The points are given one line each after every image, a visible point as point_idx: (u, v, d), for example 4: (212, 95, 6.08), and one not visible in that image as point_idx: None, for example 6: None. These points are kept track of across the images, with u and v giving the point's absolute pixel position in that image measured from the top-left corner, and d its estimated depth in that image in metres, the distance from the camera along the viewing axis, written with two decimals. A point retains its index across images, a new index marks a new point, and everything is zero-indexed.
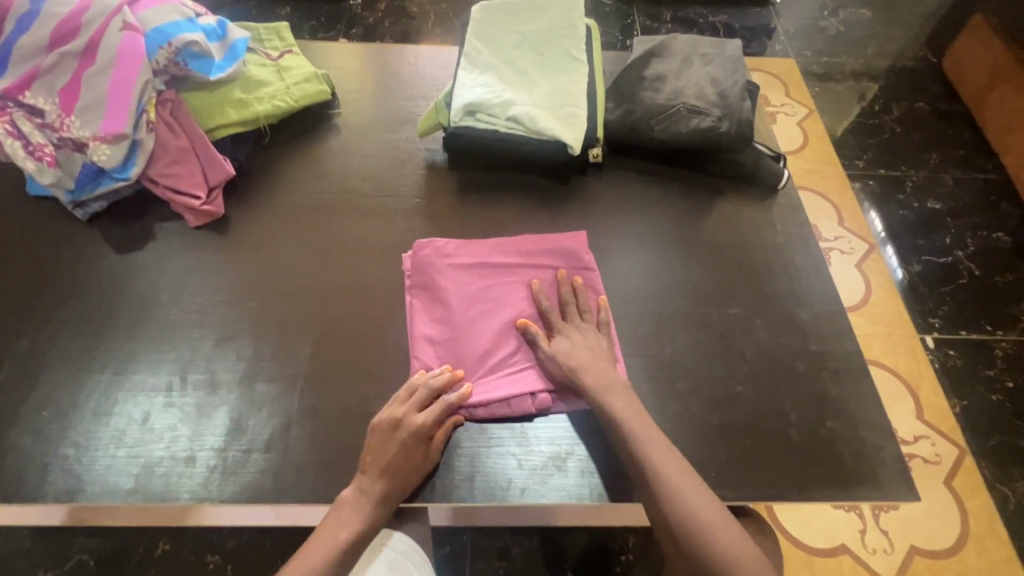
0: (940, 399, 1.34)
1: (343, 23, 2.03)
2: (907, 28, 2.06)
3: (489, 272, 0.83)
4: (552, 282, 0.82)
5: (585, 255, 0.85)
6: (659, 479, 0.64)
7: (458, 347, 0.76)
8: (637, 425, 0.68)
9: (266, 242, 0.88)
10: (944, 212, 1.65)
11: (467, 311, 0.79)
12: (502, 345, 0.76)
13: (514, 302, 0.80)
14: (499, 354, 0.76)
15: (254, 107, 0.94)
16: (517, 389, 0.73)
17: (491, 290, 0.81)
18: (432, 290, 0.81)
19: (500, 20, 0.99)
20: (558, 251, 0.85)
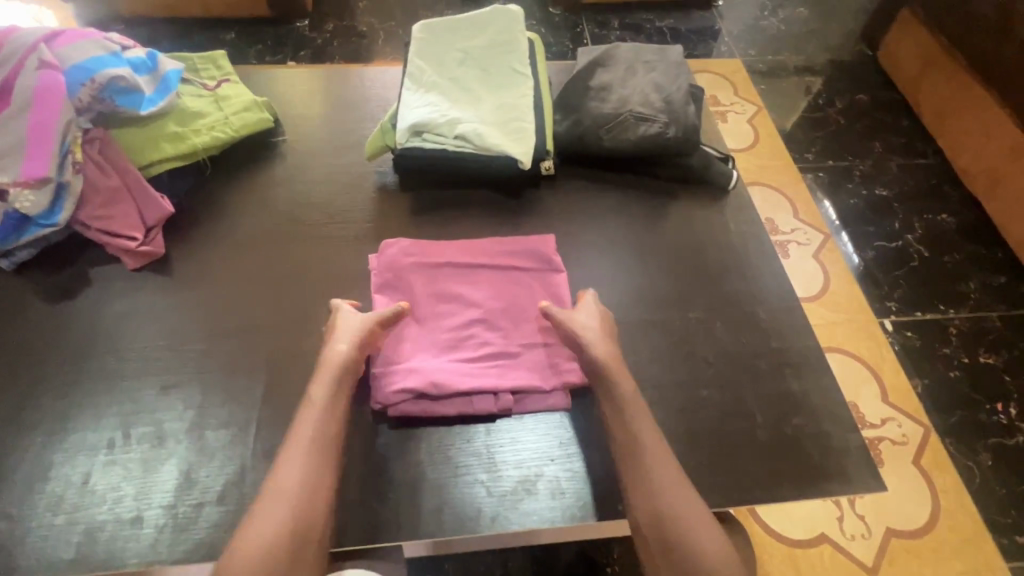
0: (902, 380, 1.38)
1: (290, 46, 2.00)
2: (843, 24, 2.14)
3: (456, 270, 0.83)
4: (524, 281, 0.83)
5: (554, 257, 0.85)
6: (660, 496, 0.63)
7: (424, 342, 0.77)
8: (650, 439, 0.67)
9: (212, 280, 0.84)
10: (891, 198, 1.71)
11: (433, 307, 0.80)
12: (467, 342, 0.77)
13: (481, 301, 0.80)
14: (465, 352, 0.76)
15: (192, 140, 0.90)
16: (479, 387, 0.73)
17: (458, 288, 0.81)
18: (400, 287, 0.81)
19: (443, 37, 0.98)
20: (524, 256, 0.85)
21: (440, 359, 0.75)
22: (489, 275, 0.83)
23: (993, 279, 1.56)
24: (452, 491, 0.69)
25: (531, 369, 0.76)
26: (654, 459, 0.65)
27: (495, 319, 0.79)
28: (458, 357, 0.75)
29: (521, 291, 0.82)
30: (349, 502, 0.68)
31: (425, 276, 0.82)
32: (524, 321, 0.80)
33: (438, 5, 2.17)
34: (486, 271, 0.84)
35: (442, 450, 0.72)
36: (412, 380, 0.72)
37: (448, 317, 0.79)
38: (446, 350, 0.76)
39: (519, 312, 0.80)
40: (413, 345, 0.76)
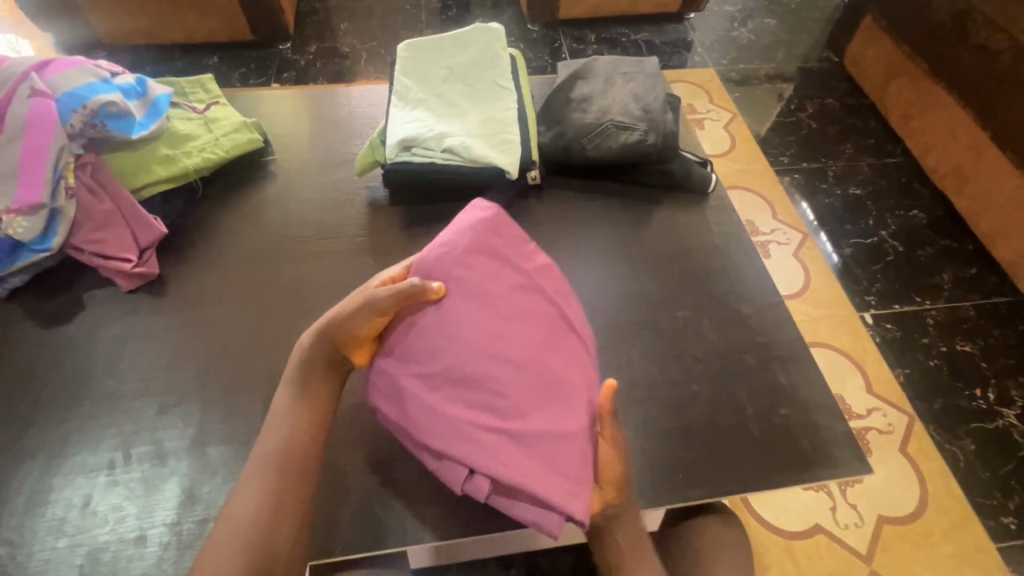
0: (885, 370, 1.42)
1: (273, 69, 2.02)
2: (809, 33, 2.24)
3: (523, 291, 0.71)
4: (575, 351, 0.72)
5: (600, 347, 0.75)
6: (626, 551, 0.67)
7: (443, 353, 0.66)
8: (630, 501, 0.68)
9: (210, 298, 0.85)
10: (865, 196, 1.78)
11: (474, 319, 0.68)
12: (484, 386, 0.65)
13: (525, 348, 0.68)
14: (474, 396, 0.65)
15: (183, 163, 0.92)
16: (458, 451, 0.63)
17: (511, 316, 0.69)
18: (458, 269, 0.70)
19: (427, 55, 1.01)
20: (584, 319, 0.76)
21: (441, 395, 0.65)
22: (545, 318, 0.71)
23: (965, 271, 1.62)
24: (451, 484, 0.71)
25: (525, 471, 0.62)
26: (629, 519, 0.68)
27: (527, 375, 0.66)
28: (459, 400, 0.65)
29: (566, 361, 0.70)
30: (355, 510, 0.69)
31: (478, 278, 0.70)
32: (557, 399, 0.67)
33: (418, 25, 2.22)
34: (549, 309, 0.72)
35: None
36: (393, 402, 0.67)
37: (480, 343, 0.66)
38: (454, 385, 0.65)
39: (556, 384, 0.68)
40: (424, 362, 0.66)
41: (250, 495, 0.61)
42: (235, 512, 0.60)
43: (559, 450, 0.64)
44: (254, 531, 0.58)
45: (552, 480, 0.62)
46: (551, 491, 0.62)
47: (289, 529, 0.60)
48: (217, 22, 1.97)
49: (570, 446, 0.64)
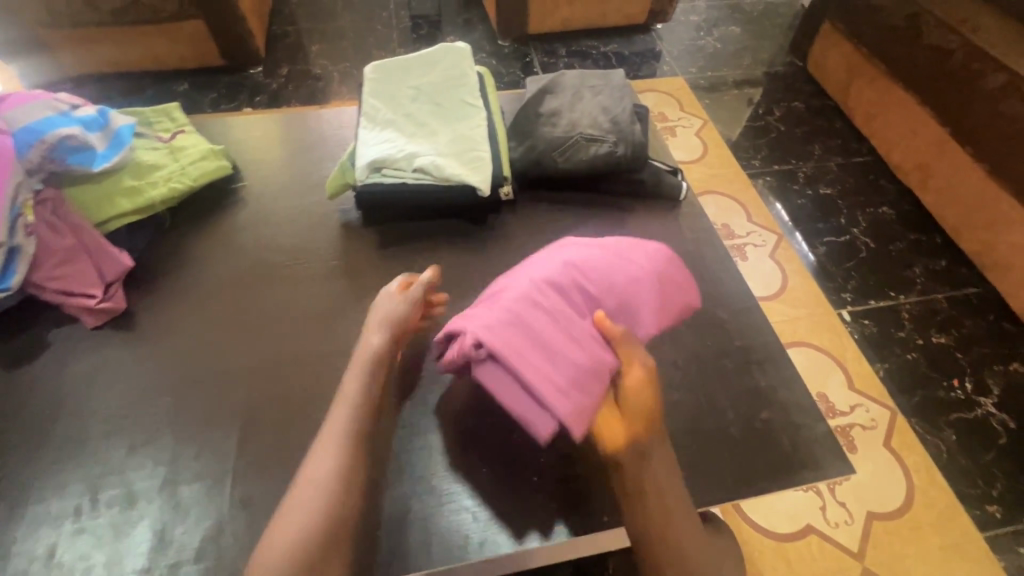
0: (864, 366, 1.44)
1: (245, 93, 2.01)
2: (772, 40, 2.30)
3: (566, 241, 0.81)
4: (616, 277, 0.73)
5: (650, 284, 0.74)
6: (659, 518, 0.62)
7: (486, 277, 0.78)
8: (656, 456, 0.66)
9: (178, 329, 0.83)
10: (835, 195, 1.82)
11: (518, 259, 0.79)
12: (507, 288, 0.72)
13: (553, 265, 0.74)
14: (496, 294, 0.72)
15: (148, 193, 0.91)
16: (462, 325, 0.68)
17: (549, 250, 0.78)
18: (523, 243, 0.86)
19: (395, 76, 1.01)
20: (642, 258, 0.76)
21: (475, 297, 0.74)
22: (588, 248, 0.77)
23: (935, 263, 1.66)
24: (477, 460, 0.73)
25: (520, 350, 0.65)
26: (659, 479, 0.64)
27: (553, 280, 0.71)
28: (483, 300, 0.73)
29: (601, 281, 0.73)
30: None
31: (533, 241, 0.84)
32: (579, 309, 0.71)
33: (390, 45, 2.23)
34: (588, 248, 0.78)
35: (433, 443, 0.74)
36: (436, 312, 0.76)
37: (515, 269, 0.77)
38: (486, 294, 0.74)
39: (582, 297, 0.72)
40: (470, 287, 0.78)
41: (324, 464, 0.63)
42: (312, 474, 0.62)
43: (558, 350, 0.66)
44: (326, 506, 0.60)
45: (540, 369, 0.64)
46: (535, 375, 0.64)
47: (359, 487, 0.63)
48: (187, 48, 1.96)
49: (573, 348, 0.67)
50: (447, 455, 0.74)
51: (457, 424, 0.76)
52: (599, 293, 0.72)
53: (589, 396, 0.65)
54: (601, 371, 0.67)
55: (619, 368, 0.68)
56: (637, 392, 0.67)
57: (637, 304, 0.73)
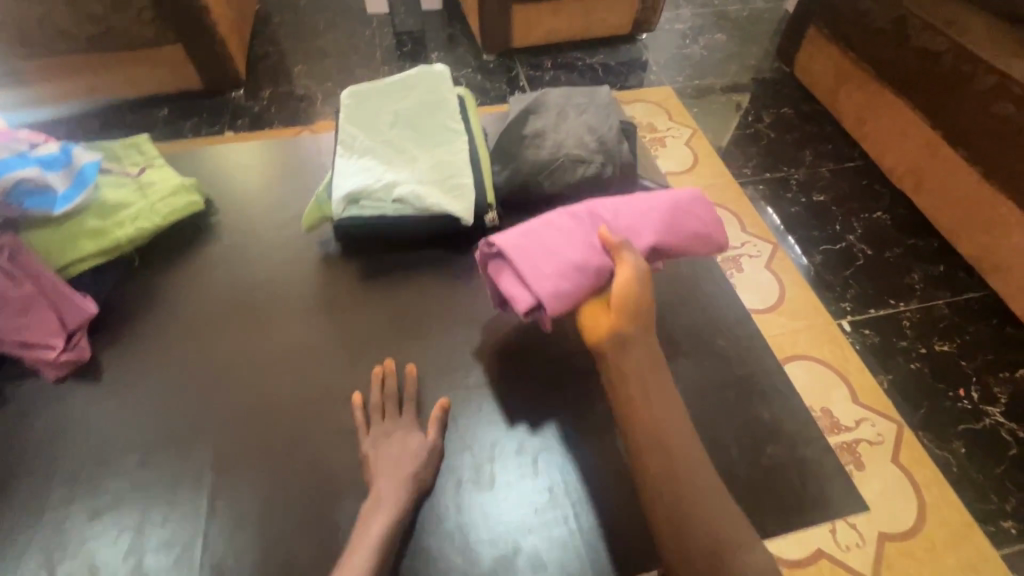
0: (868, 378, 1.41)
1: (227, 116, 1.98)
2: (758, 46, 2.29)
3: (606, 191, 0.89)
4: (631, 206, 0.81)
5: (662, 215, 0.80)
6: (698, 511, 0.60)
7: None
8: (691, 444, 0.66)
9: (145, 379, 0.78)
10: (829, 202, 1.79)
11: None
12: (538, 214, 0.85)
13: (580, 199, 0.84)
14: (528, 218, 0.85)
15: (113, 234, 0.87)
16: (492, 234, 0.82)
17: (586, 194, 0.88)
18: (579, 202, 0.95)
19: (372, 101, 0.97)
20: (662, 196, 0.82)
21: None
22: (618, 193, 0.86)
23: (933, 268, 1.63)
24: (469, 517, 0.68)
25: (521, 242, 0.77)
26: (692, 464, 0.63)
27: (573, 204, 0.83)
28: None
29: (616, 208, 0.81)
30: None
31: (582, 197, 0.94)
32: (588, 223, 0.79)
33: (373, 63, 2.20)
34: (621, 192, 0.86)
35: (438, 503, 0.69)
36: None
37: None
38: None
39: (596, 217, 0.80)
40: None
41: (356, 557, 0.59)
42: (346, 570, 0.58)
43: (554, 248, 0.75)
44: None
45: (534, 260, 0.75)
46: (525, 261, 0.75)
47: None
48: (167, 73, 1.92)
49: (568, 247, 0.75)
50: (446, 515, 0.68)
51: (444, 476, 0.71)
52: (613, 216, 0.80)
53: (570, 283, 0.72)
54: (589, 266, 0.73)
55: (609, 268, 0.74)
56: (620, 283, 0.71)
57: (646, 225, 0.79)
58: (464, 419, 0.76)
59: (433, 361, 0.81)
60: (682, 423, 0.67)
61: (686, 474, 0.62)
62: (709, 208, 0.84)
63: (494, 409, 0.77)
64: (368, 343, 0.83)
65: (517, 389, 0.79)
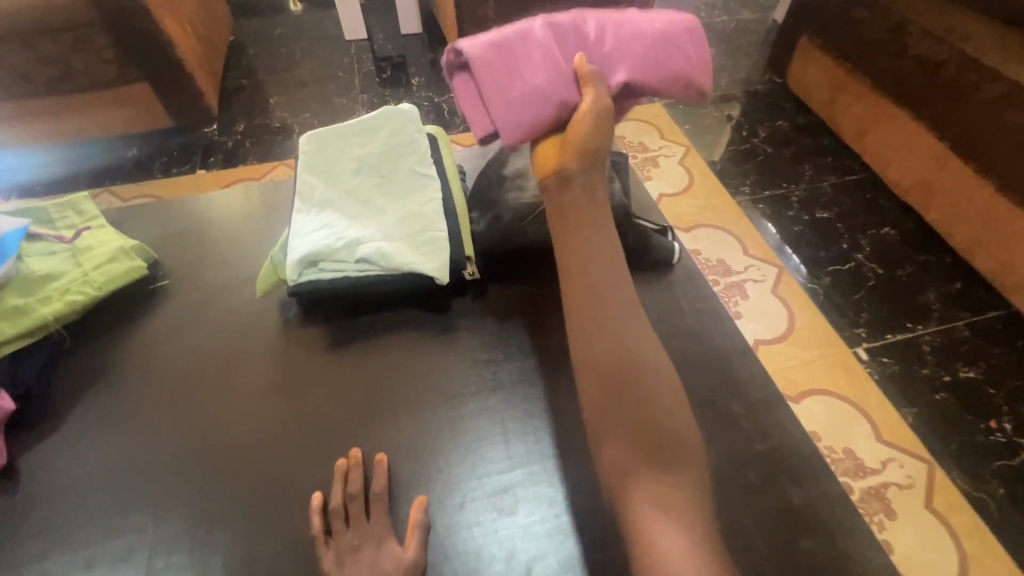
0: (890, 412, 1.30)
1: (199, 154, 1.86)
2: (748, 58, 2.22)
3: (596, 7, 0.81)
4: (618, 37, 0.76)
5: (647, 53, 0.75)
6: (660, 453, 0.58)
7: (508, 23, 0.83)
8: (664, 390, 0.63)
9: (69, 493, 0.69)
10: (833, 218, 1.70)
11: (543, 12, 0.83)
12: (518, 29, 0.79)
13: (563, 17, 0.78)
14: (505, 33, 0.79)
15: (39, 311, 0.76)
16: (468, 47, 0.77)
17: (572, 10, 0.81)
18: None
19: (333, 147, 0.88)
20: (652, 24, 0.76)
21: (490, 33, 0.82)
22: (611, 16, 0.79)
23: (949, 286, 1.53)
24: None
25: (490, 60, 0.73)
26: (659, 405, 0.61)
27: (558, 21, 0.77)
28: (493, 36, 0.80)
29: (600, 41, 0.76)
30: None
31: None
32: (566, 53, 0.75)
33: (352, 91, 2.11)
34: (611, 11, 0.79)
35: None
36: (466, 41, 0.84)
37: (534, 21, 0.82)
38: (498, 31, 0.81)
39: (577, 42, 0.76)
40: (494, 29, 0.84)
41: None
42: None
43: (525, 76, 0.73)
44: None
45: (502, 84, 0.73)
46: (492, 84, 0.72)
47: None
48: (133, 112, 1.80)
49: (536, 72, 0.73)
50: None
51: None
52: (593, 44, 0.76)
53: (534, 114, 0.72)
54: (555, 96, 0.72)
55: (576, 101, 0.73)
56: (577, 121, 0.72)
57: (625, 60, 0.75)
58: (449, 516, 0.65)
59: (408, 447, 0.70)
60: (655, 362, 0.65)
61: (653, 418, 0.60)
62: (700, 46, 0.78)
63: (482, 504, 0.66)
64: (331, 429, 0.72)
65: (504, 476, 0.68)
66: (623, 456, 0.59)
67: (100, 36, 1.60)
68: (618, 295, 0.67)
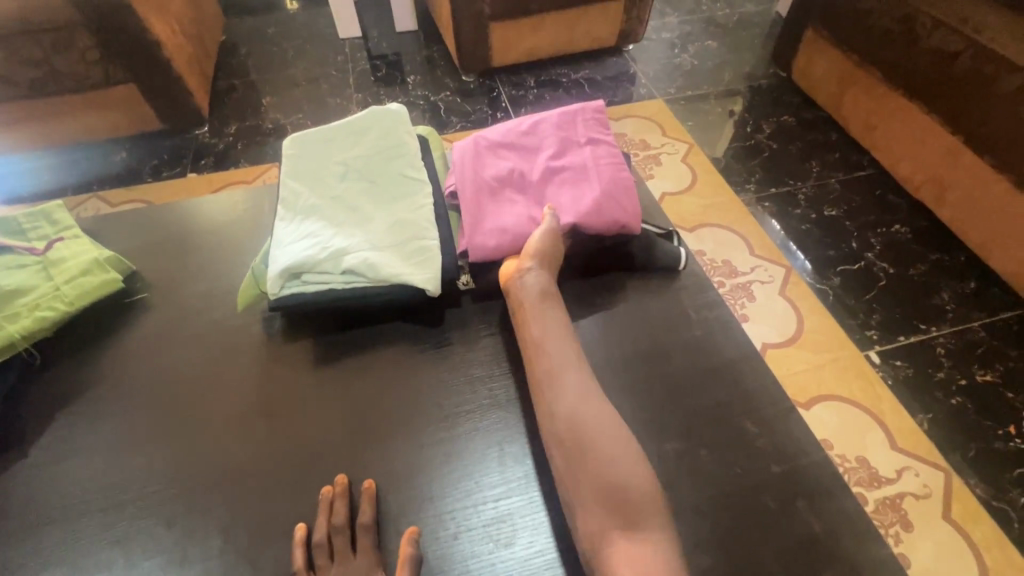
0: (904, 418, 1.25)
1: (189, 157, 1.81)
2: (752, 51, 2.16)
3: (587, 150, 0.81)
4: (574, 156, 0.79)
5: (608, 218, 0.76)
6: (629, 512, 0.56)
7: (510, 134, 0.85)
8: (629, 447, 0.61)
9: (33, 528, 0.64)
10: (842, 216, 1.64)
11: (541, 137, 0.84)
12: (505, 159, 0.82)
13: (544, 163, 0.80)
14: (496, 157, 0.82)
15: (5, 329, 0.71)
16: (459, 167, 0.81)
17: (563, 148, 0.82)
18: (567, 121, 0.85)
19: (318, 151, 0.83)
20: (621, 199, 0.77)
21: (489, 142, 0.83)
22: (589, 159, 0.80)
23: (964, 286, 1.48)
24: None
25: (468, 197, 0.77)
26: (621, 463, 0.59)
27: (539, 170, 0.80)
28: (489, 152, 0.82)
29: (560, 161, 0.80)
30: None
31: (569, 127, 0.84)
32: (529, 179, 0.80)
33: (346, 90, 2.06)
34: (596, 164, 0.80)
35: None
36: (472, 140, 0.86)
37: (529, 147, 0.83)
38: (494, 148, 0.83)
39: (552, 191, 0.79)
40: (497, 134, 0.85)
41: None
42: None
43: (494, 216, 0.77)
44: None
45: (473, 216, 0.76)
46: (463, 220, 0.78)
47: None
48: (121, 115, 1.75)
49: (509, 210, 0.77)
50: None
51: None
52: (566, 191, 0.78)
53: (495, 247, 0.75)
54: (516, 238, 0.75)
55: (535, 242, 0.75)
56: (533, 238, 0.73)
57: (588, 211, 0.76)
58: (442, 549, 0.60)
59: (400, 472, 0.66)
60: (615, 422, 0.62)
61: (618, 478, 0.58)
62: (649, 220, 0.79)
63: (477, 535, 0.61)
64: (315, 453, 0.68)
65: (503, 504, 0.63)
66: (595, 521, 0.56)
67: (84, 36, 1.55)
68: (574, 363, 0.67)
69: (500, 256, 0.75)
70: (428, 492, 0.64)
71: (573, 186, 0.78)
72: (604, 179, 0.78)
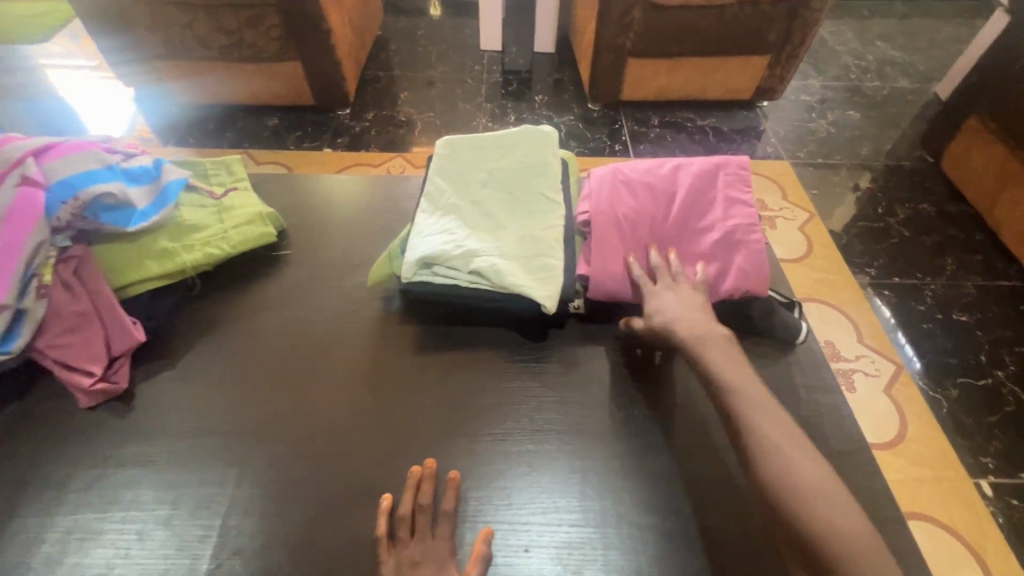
0: (1011, 564, 1.10)
1: (329, 134, 2.00)
2: (898, 130, 2.03)
3: (721, 208, 0.80)
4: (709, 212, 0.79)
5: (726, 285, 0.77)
6: (780, 477, 0.58)
7: (648, 172, 0.84)
8: (773, 417, 0.63)
9: (164, 432, 0.73)
10: (973, 325, 1.49)
11: (678, 182, 0.83)
12: (638, 200, 0.82)
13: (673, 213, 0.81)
14: (629, 195, 0.82)
15: (180, 257, 0.83)
16: (593, 197, 0.82)
17: (697, 201, 0.81)
18: (708, 171, 0.83)
19: (467, 156, 0.89)
20: (748, 267, 0.76)
21: (626, 178, 0.84)
22: (722, 219, 0.79)
23: None
24: None
25: (596, 231, 0.79)
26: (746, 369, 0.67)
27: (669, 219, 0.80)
28: (624, 188, 0.83)
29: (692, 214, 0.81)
30: None
31: (708, 180, 0.82)
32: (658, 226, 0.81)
33: (477, 98, 2.18)
34: (729, 225, 0.78)
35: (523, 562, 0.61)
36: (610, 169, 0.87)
37: (664, 190, 0.83)
38: (629, 183, 0.83)
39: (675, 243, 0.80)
40: (636, 169, 0.85)
41: None
42: None
43: (618, 256, 0.78)
44: None
45: (597, 249, 0.78)
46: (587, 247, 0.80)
47: None
48: (283, 87, 1.96)
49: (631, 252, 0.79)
50: (537, 560, 0.62)
51: (525, 520, 0.64)
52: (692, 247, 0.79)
53: (612, 285, 0.77)
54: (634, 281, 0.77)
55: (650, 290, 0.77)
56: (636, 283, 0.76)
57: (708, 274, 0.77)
58: (511, 558, 0.62)
59: (479, 473, 0.68)
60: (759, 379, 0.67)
61: (758, 453, 0.60)
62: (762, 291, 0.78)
63: (548, 555, 0.62)
64: (407, 435, 0.72)
65: (580, 529, 0.64)
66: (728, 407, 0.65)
67: (273, 15, 1.75)
68: (734, 351, 0.69)
69: (613, 293, 0.77)
70: (510, 498, 0.66)
71: (698, 237, 0.80)
72: (731, 239, 0.78)
